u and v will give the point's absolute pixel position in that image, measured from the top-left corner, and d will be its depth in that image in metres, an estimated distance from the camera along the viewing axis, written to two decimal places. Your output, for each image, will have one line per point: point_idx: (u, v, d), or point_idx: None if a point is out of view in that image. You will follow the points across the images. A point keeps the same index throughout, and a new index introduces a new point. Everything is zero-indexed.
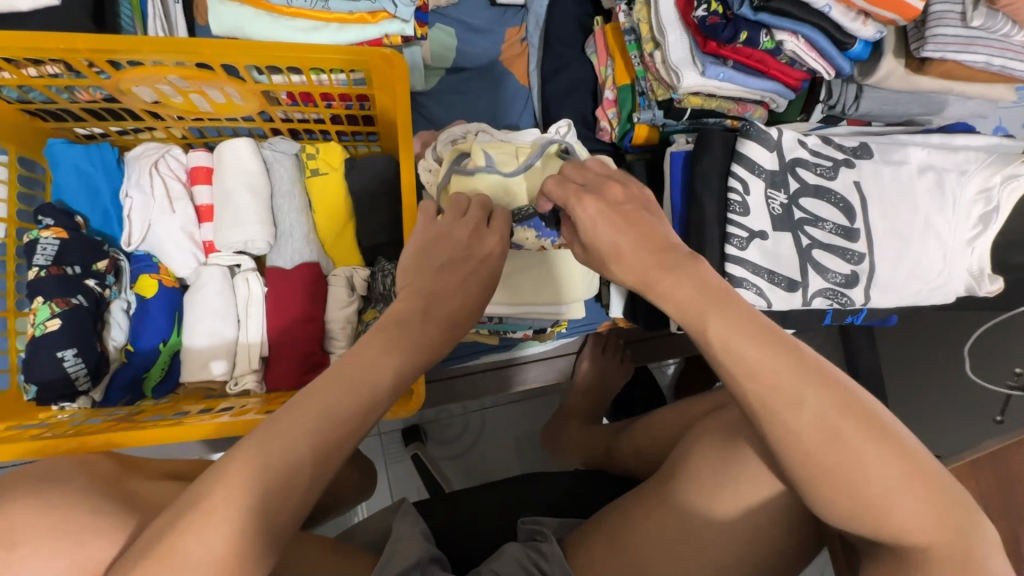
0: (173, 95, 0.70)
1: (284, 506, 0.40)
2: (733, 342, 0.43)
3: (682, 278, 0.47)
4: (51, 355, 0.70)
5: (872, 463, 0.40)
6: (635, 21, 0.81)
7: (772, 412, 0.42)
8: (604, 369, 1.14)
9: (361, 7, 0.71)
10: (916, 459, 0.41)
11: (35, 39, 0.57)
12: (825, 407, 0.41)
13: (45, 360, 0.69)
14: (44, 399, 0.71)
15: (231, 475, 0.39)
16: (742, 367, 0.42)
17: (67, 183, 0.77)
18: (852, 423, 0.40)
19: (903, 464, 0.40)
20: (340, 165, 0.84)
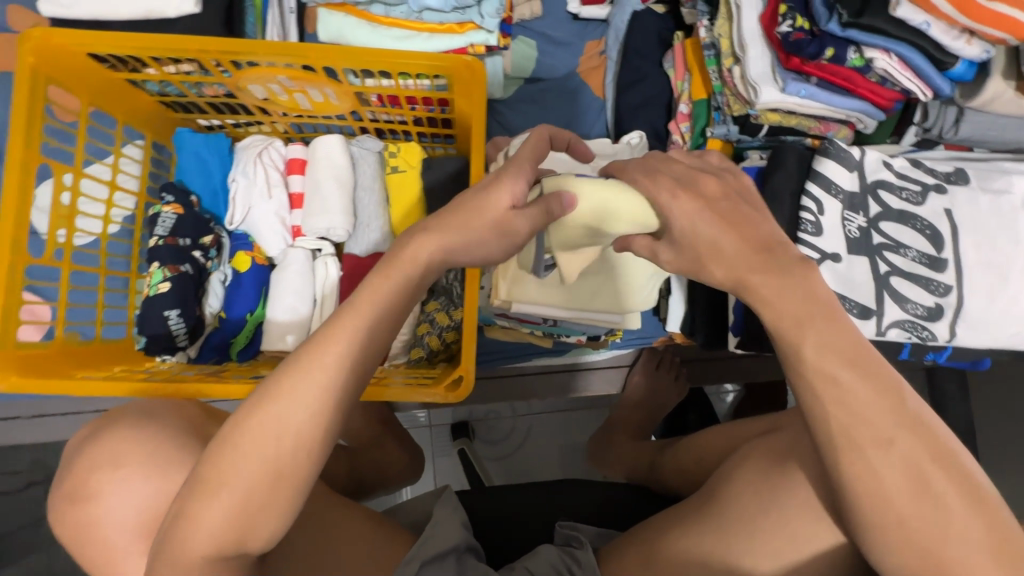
0: (280, 94, 0.78)
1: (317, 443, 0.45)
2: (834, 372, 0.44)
3: (785, 289, 0.47)
4: (161, 314, 0.79)
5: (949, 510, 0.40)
6: (716, 36, 0.81)
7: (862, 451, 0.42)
8: (657, 386, 1.12)
9: (450, 18, 0.76)
10: (1007, 537, 0.40)
11: (176, 41, 0.66)
12: (916, 456, 0.41)
13: (155, 317, 0.79)
14: (151, 350, 0.80)
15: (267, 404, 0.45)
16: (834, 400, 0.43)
17: (187, 167, 0.88)
18: (944, 476, 0.41)
19: (989, 536, 0.40)
20: (417, 164, 0.91)
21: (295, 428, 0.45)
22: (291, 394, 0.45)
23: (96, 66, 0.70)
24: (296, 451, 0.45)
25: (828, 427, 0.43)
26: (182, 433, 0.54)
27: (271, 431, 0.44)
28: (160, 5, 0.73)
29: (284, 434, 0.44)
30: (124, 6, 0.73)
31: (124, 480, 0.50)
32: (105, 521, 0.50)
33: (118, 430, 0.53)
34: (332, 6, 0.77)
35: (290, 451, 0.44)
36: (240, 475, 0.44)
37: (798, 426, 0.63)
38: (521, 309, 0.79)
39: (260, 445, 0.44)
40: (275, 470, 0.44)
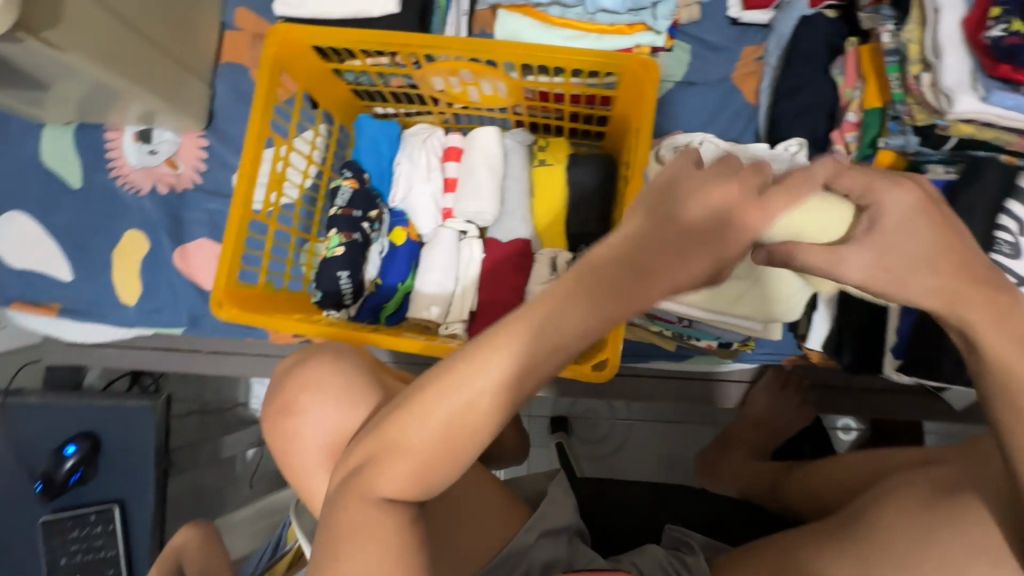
0: (455, 86, 0.87)
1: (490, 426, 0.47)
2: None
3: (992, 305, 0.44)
4: (334, 274, 0.91)
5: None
6: (903, 41, 0.76)
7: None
8: (778, 408, 1.07)
9: (622, 19, 0.79)
10: None
11: (384, 36, 0.76)
12: None
13: (329, 275, 0.91)
14: (323, 304, 0.92)
15: (447, 385, 0.47)
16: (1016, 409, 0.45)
17: (364, 147, 0.99)
18: None
19: None
20: (564, 159, 0.96)
21: (473, 410, 0.46)
22: (472, 379, 0.46)
23: (315, 57, 0.82)
24: (471, 432, 0.47)
25: None
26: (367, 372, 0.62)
27: (450, 411, 0.47)
28: (369, 5, 0.84)
29: (458, 417, 0.47)
30: (340, 7, 0.85)
31: (321, 400, 0.60)
32: (305, 433, 0.60)
33: (317, 362, 0.63)
34: (511, 7, 0.83)
35: (467, 430, 0.47)
36: (425, 437, 0.48)
37: (971, 463, 0.58)
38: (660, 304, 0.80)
39: (441, 417, 0.47)
40: (453, 442, 0.47)
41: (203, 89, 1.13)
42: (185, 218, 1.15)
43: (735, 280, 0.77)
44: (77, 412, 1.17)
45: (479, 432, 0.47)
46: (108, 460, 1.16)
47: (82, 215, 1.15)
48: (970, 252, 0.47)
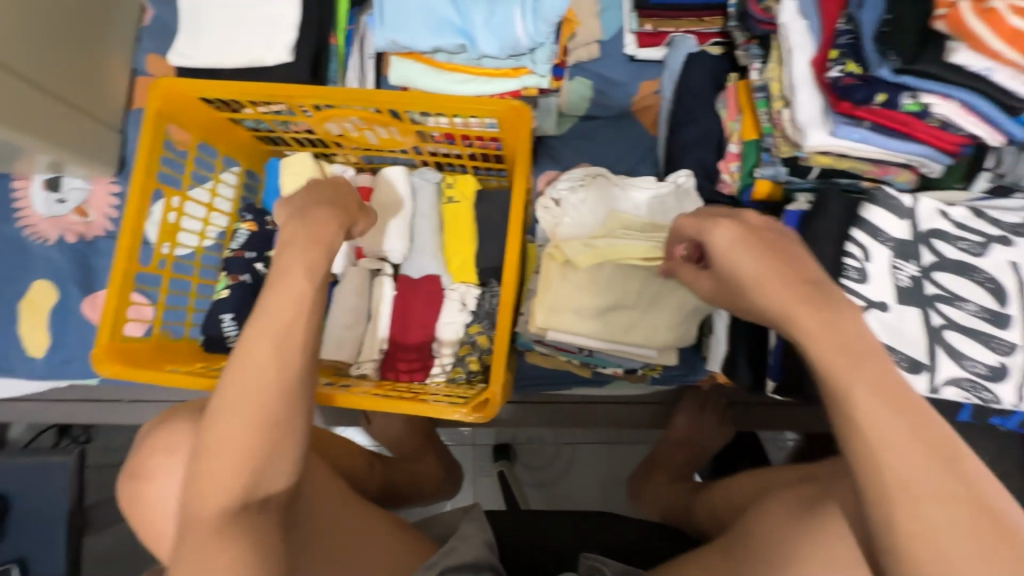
0: (353, 131, 0.88)
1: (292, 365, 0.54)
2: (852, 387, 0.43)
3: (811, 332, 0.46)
4: (219, 317, 0.89)
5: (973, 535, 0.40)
6: (767, 78, 0.81)
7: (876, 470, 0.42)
8: (698, 426, 1.08)
9: (506, 64, 0.82)
10: None
11: (269, 88, 0.77)
12: (963, 510, 0.39)
13: (212, 318, 0.89)
14: (211, 348, 0.90)
15: (240, 362, 0.52)
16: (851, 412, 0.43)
17: (271, 191, 0.99)
18: (994, 539, 0.39)
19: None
20: (471, 196, 0.98)
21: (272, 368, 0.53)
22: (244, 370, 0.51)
23: (206, 107, 0.83)
24: (271, 407, 0.51)
25: (878, 481, 0.41)
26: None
27: (247, 384, 0.51)
28: (262, 55, 0.85)
29: (262, 380, 0.51)
30: (232, 56, 0.86)
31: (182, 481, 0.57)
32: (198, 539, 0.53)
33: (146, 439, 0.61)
34: (402, 54, 0.85)
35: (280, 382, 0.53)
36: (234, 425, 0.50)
37: (831, 476, 0.60)
38: (556, 337, 0.81)
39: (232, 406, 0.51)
40: (263, 427, 0.50)
41: (114, 136, 1.13)
42: (97, 265, 1.13)
43: (626, 311, 0.80)
44: None
45: (278, 412, 0.51)
46: (17, 522, 1.11)
47: None
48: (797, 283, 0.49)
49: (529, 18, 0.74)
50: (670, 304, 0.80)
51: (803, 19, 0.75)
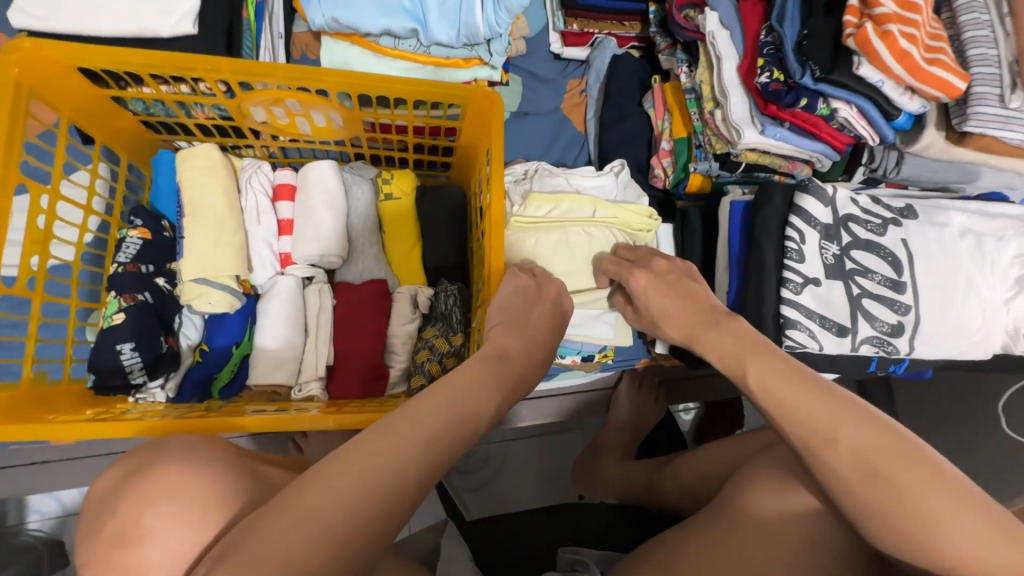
0: (281, 118, 0.77)
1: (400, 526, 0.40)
2: (801, 402, 0.53)
3: None
4: (113, 347, 0.71)
5: (1021, 565, 0.43)
6: (697, 82, 0.89)
7: (908, 511, 0.46)
8: (640, 405, 1.15)
9: (458, 53, 0.78)
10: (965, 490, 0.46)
11: (185, 59, 0.64)
12: (864, 428, 0.50)
13: (105, 350, 0.71)
14: (102, 388, 0.72)
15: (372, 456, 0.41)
16: (866, 466, 0.48)
17: (165, 190, 0.82)
18: (896, 451, 0.48)
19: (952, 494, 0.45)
20: (412, 191, 0.92)
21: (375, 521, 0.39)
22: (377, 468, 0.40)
23: (86, 81, 0.65)
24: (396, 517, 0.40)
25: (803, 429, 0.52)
26: (220, 466, 0.48)
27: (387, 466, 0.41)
28: (154, 24, 0.69)
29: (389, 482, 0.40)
30: (113, 23, 0.69)
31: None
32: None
33: (141, 473, 0.46)
34: (337, 35, 0.76)
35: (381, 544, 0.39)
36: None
37: None
38: None
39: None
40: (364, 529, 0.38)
41: None
42: None
43: (575, 296, 0.84)
44: None
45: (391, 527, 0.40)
46: None
47: None
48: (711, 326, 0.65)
49: (489, 5, 0.71)
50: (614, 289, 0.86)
51: (726, 29, 0.83)
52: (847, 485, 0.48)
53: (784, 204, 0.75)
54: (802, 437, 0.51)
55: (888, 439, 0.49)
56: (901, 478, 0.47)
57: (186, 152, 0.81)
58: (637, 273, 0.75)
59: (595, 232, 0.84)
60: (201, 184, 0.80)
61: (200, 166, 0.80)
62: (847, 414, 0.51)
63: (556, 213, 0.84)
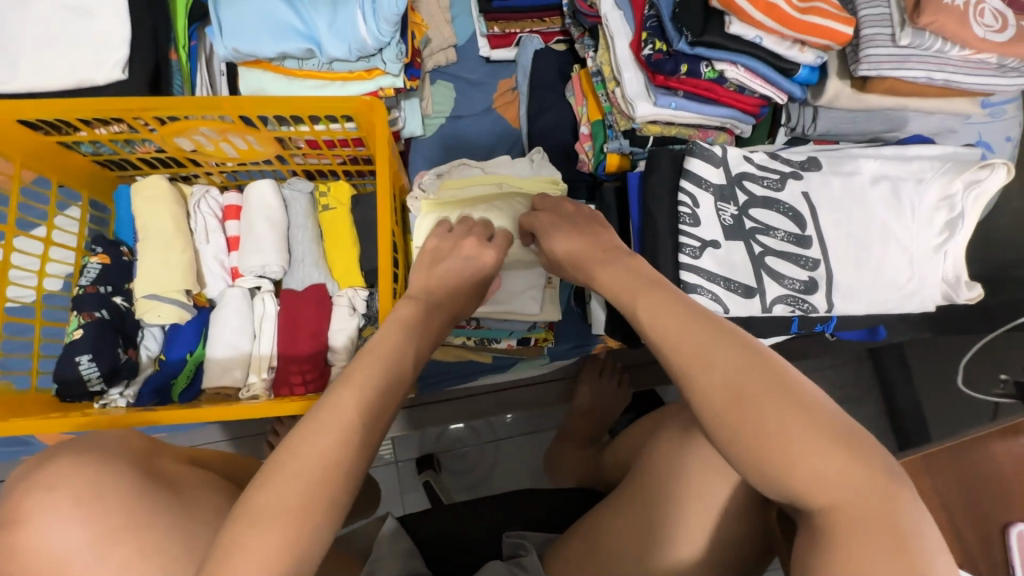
0: (207, 144, 0.86)
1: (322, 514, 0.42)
2: (679, 331, 0.46)
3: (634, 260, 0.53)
4: (73, 359, 0.81)
5: (874, 499, 0.38)
6: (600, 64, 0.91)
7: (765, 445, 0.40)
8: (599, 392, 1.15)
9: (357, 66, 0.84)
10: (824, 412, 0.40)
11: (100, 103, 0.73)
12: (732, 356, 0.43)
13: (66, 362, 0.81)
14: (66, 395, 0.82)
15: (339, 405, 0.47)
16: (730, 395, 0.41)
17: (124, 219, 0.93)
18: (765, 380, 0.41)
19: (812, 417, 0.40)
20: (347, 202, 0.98)
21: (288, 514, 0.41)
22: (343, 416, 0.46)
23: (29, 131, 0.76)
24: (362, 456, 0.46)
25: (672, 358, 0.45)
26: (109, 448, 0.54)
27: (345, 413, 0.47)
28: (90, 74, 0.80)
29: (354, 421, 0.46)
30: (57, 78, 0.80)
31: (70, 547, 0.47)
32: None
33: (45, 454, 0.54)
34: (250, 65, 0.84)
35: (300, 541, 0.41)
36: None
37: None
38: None
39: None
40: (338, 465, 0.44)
41: None
42: None
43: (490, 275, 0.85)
44: None
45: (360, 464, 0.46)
46: None
47: None
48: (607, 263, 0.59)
49: (370, 18, 0.77)
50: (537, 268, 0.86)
51: (619, 10, 0.85)
52: (711, 416, 0.42)
53: (676, 169, 0.75)
54: (677, 364, 0.45)
55: (756, 362, 0.42)
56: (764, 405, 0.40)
57: (142, 182, 0.91)
58: (542, 219, 0.73)
59: (504, 206, 0.85)
60: (153, 211, 0.90)
61: (150, 195, 0.90)
62: (717, 337, 0.44)
63: (458, 197, 0.85)
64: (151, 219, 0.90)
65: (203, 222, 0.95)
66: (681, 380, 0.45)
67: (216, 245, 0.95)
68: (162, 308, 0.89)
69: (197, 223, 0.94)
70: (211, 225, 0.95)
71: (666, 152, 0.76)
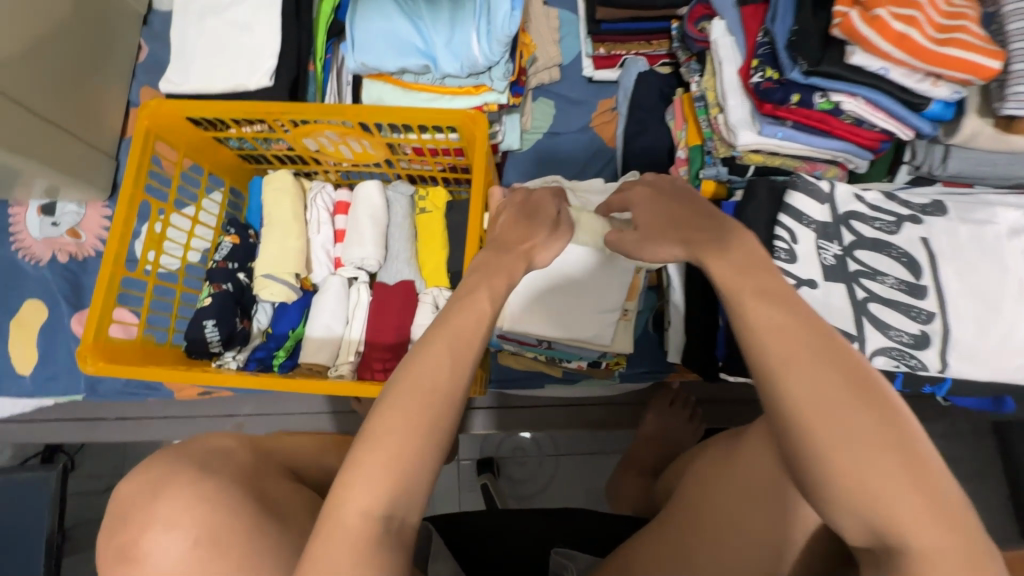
0: (330, 146, 0.96)
1: (428, 437, 0.48)
2: (776, 334, 0.42)
3: None
4: (202, 323, 0.94)
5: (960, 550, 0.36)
6: (704, 89, 0.90)
7: (852, 468, 0.38)
8: (668, 422, 1.11)
9: (467, 82, 0.90)
10: (918, 450, 0.38)
11: (249, 106, 0.85)
12: (832, 370, 0.40)
13: (196, 324, 0.94)
14: (191, 352, 0.95)
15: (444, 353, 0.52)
16: (823, 411, 0.39)
17: (255, 206, 1.06)
18: (865, 401, 0.39)
19: (908, 454, 0.37)
20: (442, 206, 1.05)
21: (392, 444, 0.47)
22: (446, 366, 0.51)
23: (193, 127, 0.90)
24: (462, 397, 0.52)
25: (763, 360, 0.42)
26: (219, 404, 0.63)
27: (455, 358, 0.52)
28: (245, 80, 0.93)
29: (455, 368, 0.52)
30: (219, 83, 0.94)
31: (167, 527, 0.53)
32: (150, 561, 0.52)
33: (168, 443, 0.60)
34: (373, 77, 0.93)
35: (410, 466, 0.47)
36: (348, 540, 0.45)
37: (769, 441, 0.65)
38: (514, 329, 0.86)
39: (358, 526, 0.45)
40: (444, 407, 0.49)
41: (107, 161, 1.18)
42: (87, 283, 1.17)
43: (569, 295, 0.85)
44: None
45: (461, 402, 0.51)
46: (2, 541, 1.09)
47: None
48: (709, 247, 0.51)
49: (483, 38, 0.83)
50: (618, 295, 0.85)
51: (730, 36, 0.83)
52: (793, 429, 0.40)
53: (775, 200, 0.72)
54: (766, 365, 0.42)
55: (859, 383, 0.39)
56: (864, 436, 0.38)
57: (273, 176, 1.04)
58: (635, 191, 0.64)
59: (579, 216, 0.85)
60: (278, 201, 1.02)
61: (278, 187, 1.03)
62: (822, 350, 0.41)
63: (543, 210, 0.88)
64: (275, 211, 1.02)
65: (315, 213, 1.05)
66: (768, 381, 0.41)
67: (325, 235, 1.05)
68: (276, 288, 1.00)
69: (312, 214, 1.05)
70: (322, 217, 1.05)
71: (766, 180, 0.73)
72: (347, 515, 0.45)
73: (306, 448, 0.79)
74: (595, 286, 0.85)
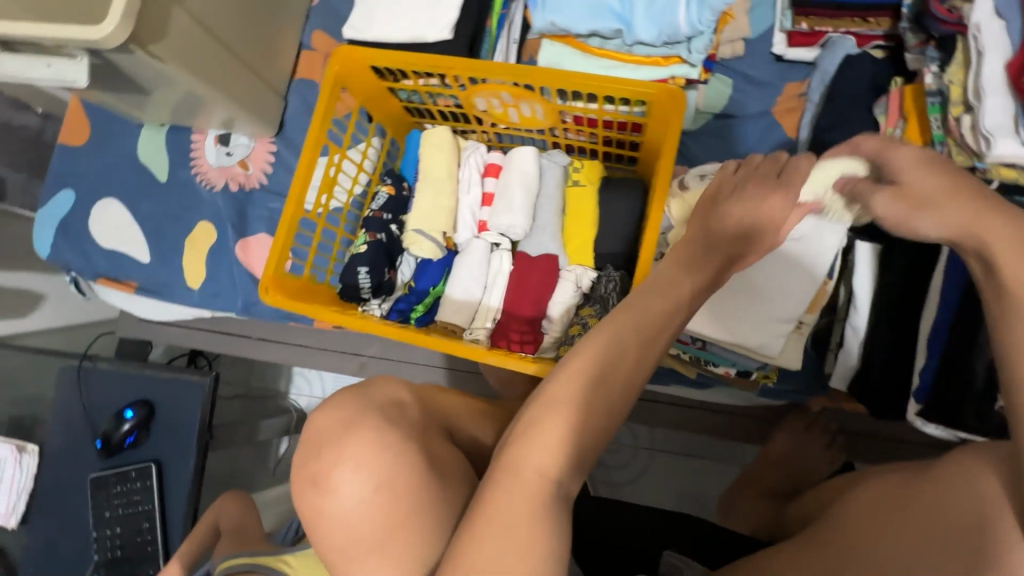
0: (498, 107, 0.94)
1: (607, 409, 0.53)
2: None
3: None
4: (356, 269, 0.99)
5: None
6: (945, 83, 0.78)
7: None
8: (801, 445, 1.03)
9: (658, 52, 0.83)
10: None
11: (433, 59, 0.83)
12: None
13: (350, 269, 0.99)
14: (343, 295, 1.01)
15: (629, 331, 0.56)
16: None
17: (410, 158, 1.07)
18: None
19: None
20: (597, 181, 1.00)
21: (569, 411, 0.52)
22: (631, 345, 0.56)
23: (373, 75, 0.91)
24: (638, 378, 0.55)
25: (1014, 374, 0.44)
26: None
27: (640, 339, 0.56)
28: (426, 31, 0.92)
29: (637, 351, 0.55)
30: (400, 32, 0.94)
31: (357, 469, 0.58)
32: (339, 493, 0.58)
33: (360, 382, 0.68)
34: (555, 37, 0.87)
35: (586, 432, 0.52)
36: (526, 492, 0.48)
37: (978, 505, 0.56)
38: None
39: (534, 485, 0.48)
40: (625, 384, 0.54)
41: (276, 100, 1.24)
42: (249, 213, 1.26)
43: (735, 299, 0.80)
44: (134, 380, 1.24)
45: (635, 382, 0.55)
46: (159, 428, 1.22)
47: (167, 205, 1.28)
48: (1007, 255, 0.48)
49: (694, 6, 0.78)
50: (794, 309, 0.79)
51: (1001, 19, 0.69)
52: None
53: None
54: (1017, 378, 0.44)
55: None
56: None
57: (433, 131, 1.03)
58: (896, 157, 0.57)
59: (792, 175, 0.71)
60: (435, 158, 1.02)
61: (436, 144, 1.02)
62: None
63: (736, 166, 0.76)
64: (432, 166, 1.02)
65: (467, 172, 1.04)
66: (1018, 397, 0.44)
67: (474, 196, 1.04)
68: (424, 244, 1.00)
69: (463, 176, 1.04)
70: (473, 177, 1.04)
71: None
72: (526, 470, 0.49)
73: (452, 407, 0.80)
74: (778, 289, 0.79)
